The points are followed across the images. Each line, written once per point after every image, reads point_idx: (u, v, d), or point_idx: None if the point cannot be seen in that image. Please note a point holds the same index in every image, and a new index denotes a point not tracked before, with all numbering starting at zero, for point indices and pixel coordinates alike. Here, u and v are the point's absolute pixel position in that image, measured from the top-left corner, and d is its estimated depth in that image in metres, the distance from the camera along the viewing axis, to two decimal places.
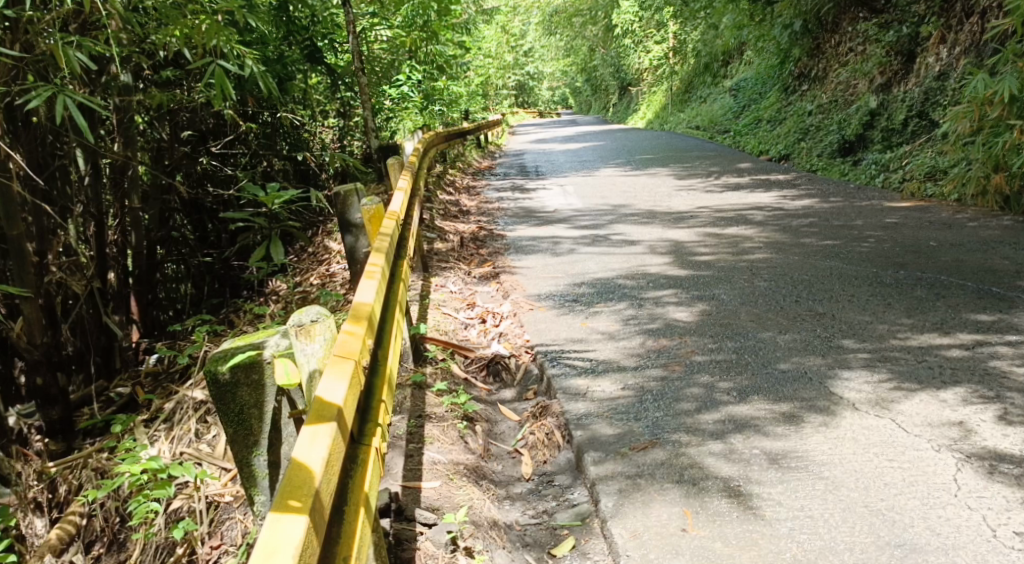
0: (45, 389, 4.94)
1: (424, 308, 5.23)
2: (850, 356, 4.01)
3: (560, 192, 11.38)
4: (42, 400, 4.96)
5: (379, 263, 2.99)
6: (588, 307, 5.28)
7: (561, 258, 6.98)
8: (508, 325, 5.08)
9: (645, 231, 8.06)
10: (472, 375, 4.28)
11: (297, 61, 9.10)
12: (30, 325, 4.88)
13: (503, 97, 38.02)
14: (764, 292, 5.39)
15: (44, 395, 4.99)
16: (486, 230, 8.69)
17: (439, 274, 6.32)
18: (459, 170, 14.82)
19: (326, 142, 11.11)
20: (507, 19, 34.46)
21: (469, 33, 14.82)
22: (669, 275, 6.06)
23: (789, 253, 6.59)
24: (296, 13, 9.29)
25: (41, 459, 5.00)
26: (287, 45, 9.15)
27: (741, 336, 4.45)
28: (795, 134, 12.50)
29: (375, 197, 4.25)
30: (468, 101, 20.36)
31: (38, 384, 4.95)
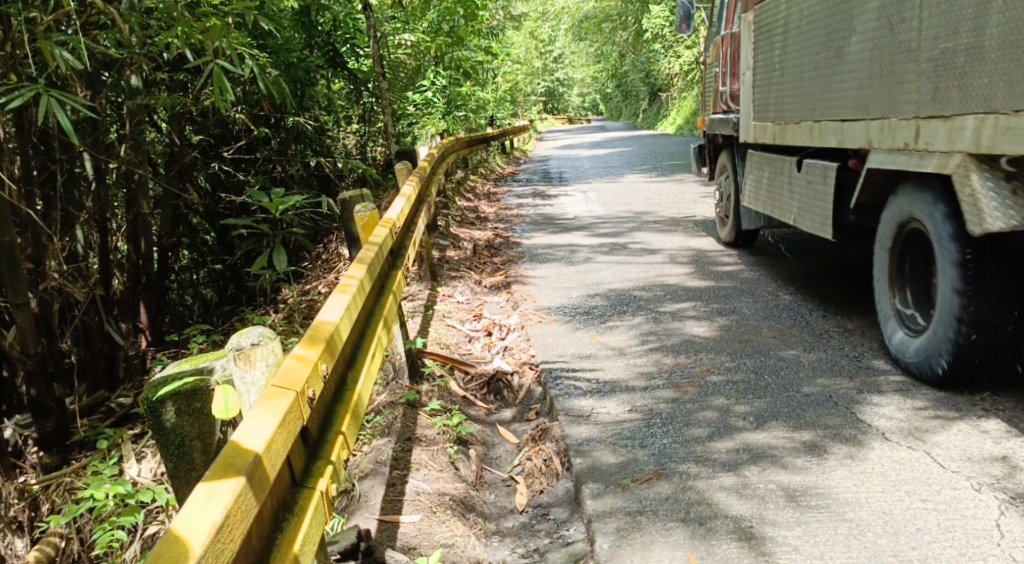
0: (39, 401, 4.74)
1: (427, 320, 5.00)
2: (880, 379, 3.69)
3: (583, 199, 11.12)
4: (36, 412, 4.76)
5: (357, 275, 2.75)
6: (601, 320, 5.02)
7: (577, 268, 6.70)
8: (514, 338, 4.84)
9: (668, 239, 7.76)
10: (471, 393, 4.04)
11: (316, 65, 8.95)
12: (24, 335, 4.58)
13: (531, 103, 37.93)
14: (789, 306, 5.07)
15: (38, 406, 4.78)
16: (503, 237, 8.45)
17: (448, 283, 6.10)
18: (482, 176, 14.61)
19: (347, 148, 10.97)
20: (537, 26, 34.32)
21: (495, 38, 14.61)
22: (688, 286, 5.76)
23: (817, 264, 6.27)
24: (319, 17, 9.17)
25: (35, 473, 4.80)
26: (308, 50, 9.03)
27: (762, 355, 4.14)
28: None
29: (370, 204, 4.02)
30: (495, 107, 20.16)
31: (32, 396, 4.74)
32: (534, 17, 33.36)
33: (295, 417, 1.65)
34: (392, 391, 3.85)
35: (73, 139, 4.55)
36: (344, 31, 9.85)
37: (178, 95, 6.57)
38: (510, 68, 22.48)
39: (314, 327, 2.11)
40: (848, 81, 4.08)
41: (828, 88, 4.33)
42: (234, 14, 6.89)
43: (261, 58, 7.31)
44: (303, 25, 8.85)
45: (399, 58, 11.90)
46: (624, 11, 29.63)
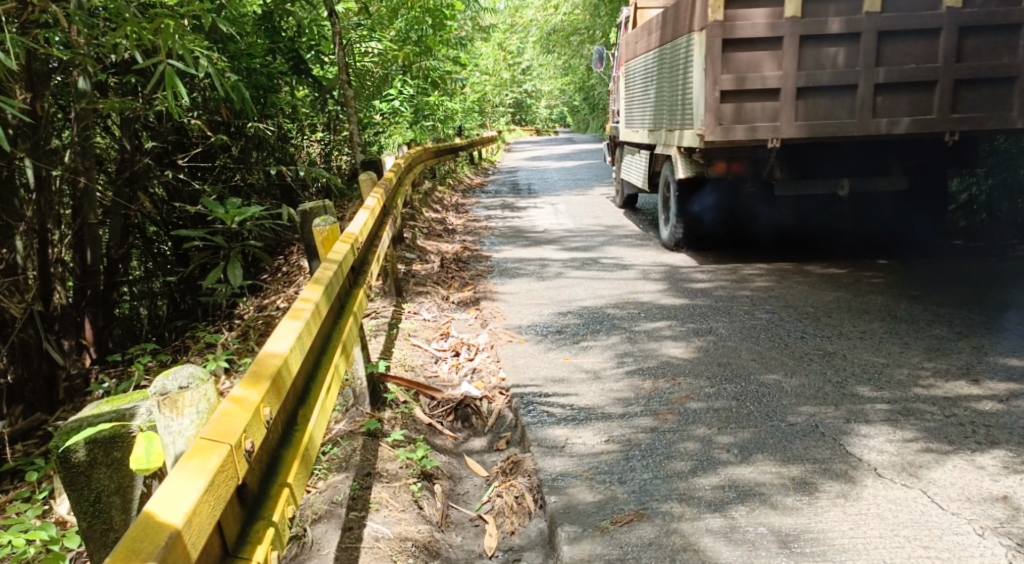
0: None
1: (391, 340, 4.73)
2: (867, 407, 3.51)
3: (552, 211, 10.93)
4: None
5: (312, 298, 2.49)
6: (575, 340, 4.80)
7: (548, 284, 6.49)
8: (483, 359, 4.59)
9: (640, 254, 7.57)
10: (437, 420, 3.78)
11: (280, 71, 8.66)
12: None
13: (499, 114, 37.79)
14: (767, 327, 4.89)
15: None
16: (472, 250, 8.21)
17: (414, 299, 5.84)
18: (450, 186, 14.37)
19: (311, 157, 10.69)
20: (505, 38, 34.29)
21: (464, 48, 14.41)
22: (662, 304, 5.57)
23: (794, 282, 6.13)
24: (283, 22, 8.88)
25: None
26: (271, 55, 8.75)
27: (742, 380, 3.95)
28: None
29: (331, 217, 3.74)
30: (463, 118, 19.95)
31: None
32: (503, 28, 33.30)
33: (229, 477, 1.38)
34: (351, 418, 3.60)
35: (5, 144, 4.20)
36: (308, 38, 9.57)
37: (126, 98, 6.35)
38: (479, 79, 22.30)
39: (257, 364, 1.83)
40: (671, 90, 6.88)
41: (666, 95, 7.11)
42: (189, 16, 6.62)
43: (218, 61, 7.04)
44: (266, 30, 8.56)
45: (366, 65, 11.61)
46: (592, 25, 29.53)
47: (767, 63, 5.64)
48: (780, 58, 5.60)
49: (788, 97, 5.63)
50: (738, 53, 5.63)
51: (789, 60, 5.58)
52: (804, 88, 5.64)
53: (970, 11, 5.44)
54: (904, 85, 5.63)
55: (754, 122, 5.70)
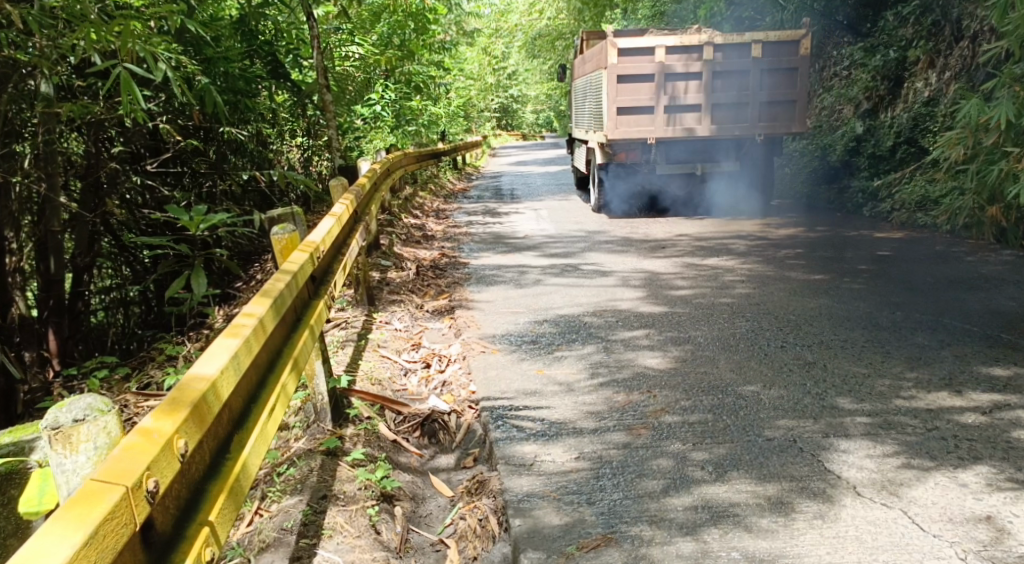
0: None
1: (358, 352, 4.56)
2: (847, 421, 3.39)
3: (533, 217, 10.80)
4: None
5: (256, 314, 2.33)
6: (549, 350, 4.65)
7: (525, 291, 6.36)
8: (454, 371, 4.44)
9: (620, 260, 7.46)
10: (403, 436, 3.63)
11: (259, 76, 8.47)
12: None
13: (484, 120, 37.68)
14: (746, 336, 4.78)
15: None
16: (449, 256, 8.07)
17: (387, 308, 5.68)
18: (432, 192, 14.22)
19: (291, 162, 10.52)
20: (489, 43, 34.21)
21: (447, 52, 14.28)
22: (641, 312, 5.44)
23: (775, 288, 6.03)
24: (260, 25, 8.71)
25: None
26: (250, 59, 8.60)
27: (720, 392, 3.81)
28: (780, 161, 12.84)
29: (290, 224, 3.56)
30: (447, 123, 19.79)
31: None
32: (488, 33, 33.23)
33: (124, 524, 1.22)
34: (312, 436, 3.47)
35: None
36: (285, 42, 9.42)
37: (88, 101, 6.23)
38: (463, 84, 22.20)
39: (179, 390, 1.66)
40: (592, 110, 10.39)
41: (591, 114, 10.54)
42: (154, 17, 6.47)
43: (186, 63, 6.90)
44: (243, 33, 8.39)
45: (346, 70, 11.47)
46: (576, 29, 29.44)
47: (646, 91, 9.04)
48: (654, 87, 8.98)
49: (658, 114, 9.07)
50: (628, 83, 8.99)
51: (660, 89, 8.98)
52: (670, 106, 9.05)
53: (767, 61, 9.00)
54: (728, 106, 9.12)
55: (639, 130, 9.16)
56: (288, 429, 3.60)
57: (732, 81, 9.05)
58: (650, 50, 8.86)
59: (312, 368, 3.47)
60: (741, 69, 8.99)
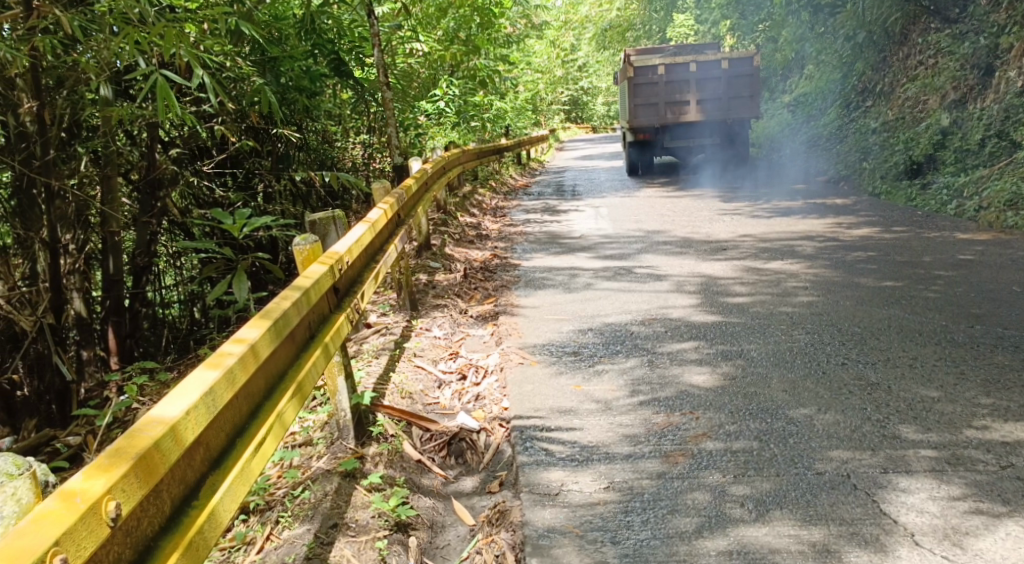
0: None
1: (392, 362, 4.42)
2: (909, 454, 3.06)
3: (592, 215, 10.54)
4: None
5: (249, 339, 2.20)
6: (591, 363, 4.42)
7: (574, 295, 6.15)
8: (490, 384, 4.25)
9: (677, 263, 7.15)
10: (428, 456, 3.47)
11: (323, 75, 8.45)
12: None
13: (551, 111, 37.34)
14: (804, 351, 4.44)
15: None
16: (501, 257, 7.89)
17: (428, 313, 5.54)
18: (491, 188, 14.07)
19: (354, 160, 10.55)
20: (558, 36, 33.86)
21: (514, 45, 14.05)
22: (692, 321, 5.15)
23: (841, 296, 5.63)
24: (324, 24, 8.70)
25: None
26: (314, 58, 8.54)
27: (769, 416, 3.52)
28: (857, 154, 12.27)
29: (311, 234, 3.42)
30: (513, 118, 19.59)
31: None
32: (557, 25, 32.92)
33: None
34: (333, 454, 3.37)
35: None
36: (348, 41, 9.39)
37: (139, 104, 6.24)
38: (531, 77, 21.97)
39: (129, 437, 1.54)
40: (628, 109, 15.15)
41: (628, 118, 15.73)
42: (209, 19, 6.45)
43: (241, 65, 6.87)
44: (307, 32, 8.40)
45: (410, 66, 11.41)
46: (647, 19, 28.93)
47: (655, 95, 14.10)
48: (660, 94, 14.04)
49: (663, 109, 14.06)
50: (643, 88, 14.05)
51: (664, 93, 13.97)
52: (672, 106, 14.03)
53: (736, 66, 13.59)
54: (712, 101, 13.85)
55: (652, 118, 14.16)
56: (311, 444, 3.51)
57: (711, 84, 13.78)
58: (655, 69, 13.94)
59: (334, 384, 3.36)
60: (716, 77, 13.76)
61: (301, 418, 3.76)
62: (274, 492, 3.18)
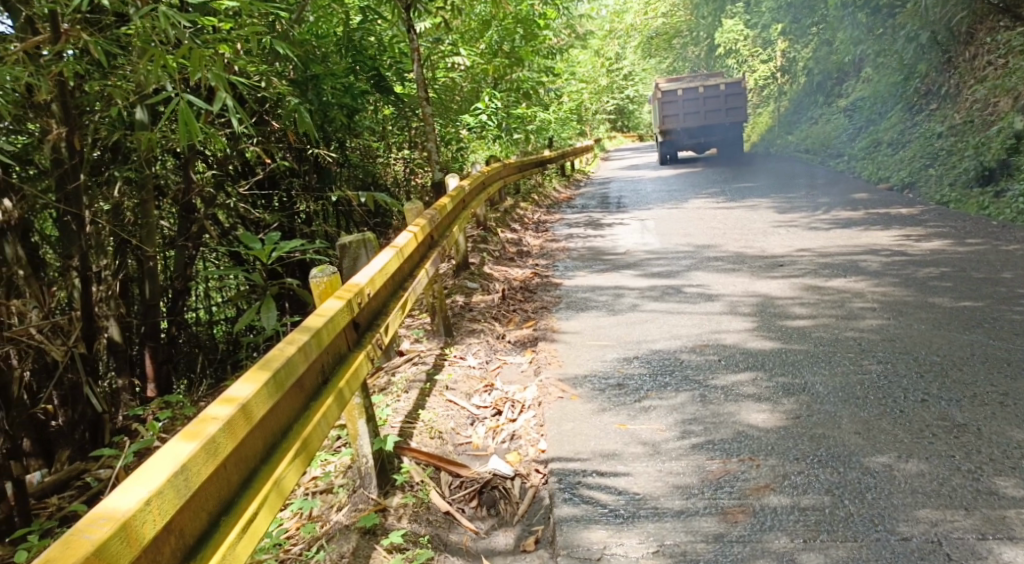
0: None
1: (422, 397, 4.13)
2: (1013, 517, 2.66)
3: (638, 229, 10.15)
4: None
5: (243, 396, 1.92)
6: (636, 398, 4.05)
7: (618, 318, 5.79)
8: (526, 421, 3.92)
9: (730, 280, 6.75)
10: (457, 507, 3.16)
11: (362, 92, 8.30)
12: None
13: (597, 121, 37.10)
14: (878, 385, 4.00)
15: None
16: (542, 275, 7.58)
17: (464, 339, 5.24)
18: (535, 201, 13.76)
19: (396, 175, 10.36)
20: (604, 44, 33.61)
21: (560, 56, 13.72)
22: (748, 349, 4.74)
23: (915, 319, 5.16)
24: (365, 41, 8.56)
25: None
26: (354, 74, 8.42)
27: (842, 464, 3.13)
28: (922, 159, 11.70)
29: (331, 263, 3.15)
30: (558, 129, 19.26)
31: None
32: (603, 34, 32.62)
33: None
34: (354, 505, 3.10)
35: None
36: (388, 55, 9.22)
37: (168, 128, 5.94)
38: (575, 87, 21.61)
39: (65, 545, 1.29)
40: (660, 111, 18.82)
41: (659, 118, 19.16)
42: (243, 38, 6.25)
43: (279, 85, 6.67)
44: (348, 49, 8.23)
45: (452, 80, 11.25)
46: (695, 25, 28.78)
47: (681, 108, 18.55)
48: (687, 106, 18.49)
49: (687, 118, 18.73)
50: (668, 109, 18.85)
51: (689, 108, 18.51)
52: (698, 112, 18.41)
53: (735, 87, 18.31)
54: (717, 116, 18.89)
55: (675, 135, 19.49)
56: (332, 491, 3.24)
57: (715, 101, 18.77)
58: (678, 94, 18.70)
59: (355, 429, 3.08)
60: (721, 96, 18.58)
61: (324, 460, 3.50)
62: (289, 549, 2.92)
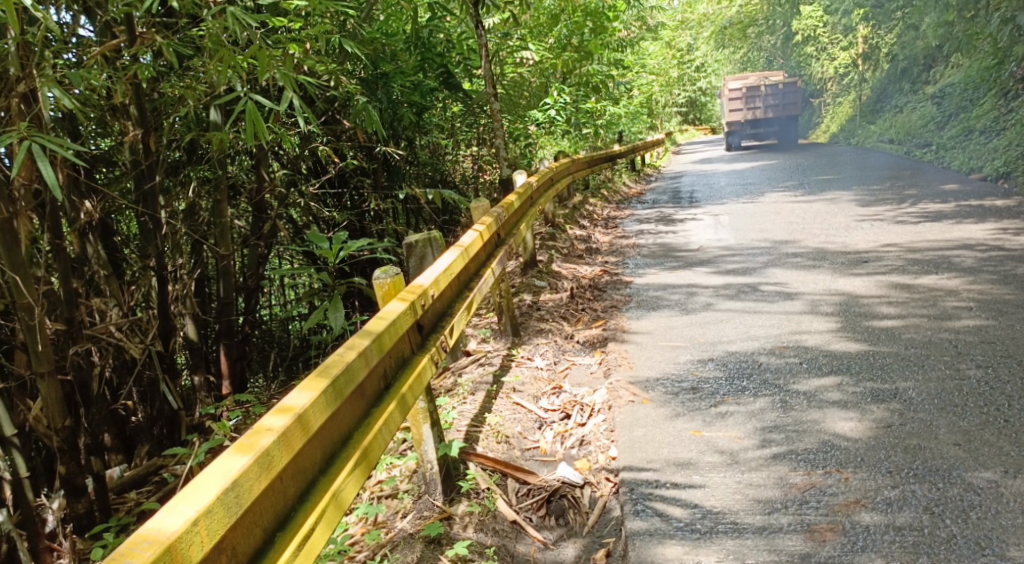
0: (71, 482, 4.16)
1: (489, 400, 4.04)
2: None
3: (711, 224, 9.84)
4: (68, 492, 4.19)
5: (300, 406, 1.85)
6: (712, 402, 3.86)
7: (692, 317, 5.58)
8: (595, 426, 3.78)
9: (810, 278, 6.44)
10: (524, 516, 3.04)
11: (431, 90, 8.27)
12: (49, 409, 3.97)
13: (667, 114, 36.46)
14: (978, 392, 3.70)
15: (71, 485, 4.22)
16: (611, 273, 7.39)
17: (532, 339, 5.12)
18: (604, 197, 13.51)
19: (464, 173, 10.32)
20: (676, 37, 32.97)
21: (630, 48, 13.41)
22: (831, 351, 4.48)
23: (1017, 320, 4.79)
24: (434, 38, 8.52)
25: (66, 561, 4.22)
26: (422, 72, 8.40)
27: (943, 480, 2.89)
28: (1019, 148, 11.05)
29: (394, 265, 3.07)
30: (627, 123, 18.88)
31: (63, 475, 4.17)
32: (673, 26, 31.97)
33: None
34: (418, 512, 3.03)
35: (58, 194, 3.83)
36: (458, 52, 9.17)
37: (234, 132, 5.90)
38: (646, 80, 21.16)
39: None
40: None
41: None
42: (312, 38, 6.22)
43: (348, 83, 6.64)
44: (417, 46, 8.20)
45: (520, 76, 11.16)
46: (771, 14, 27.99)
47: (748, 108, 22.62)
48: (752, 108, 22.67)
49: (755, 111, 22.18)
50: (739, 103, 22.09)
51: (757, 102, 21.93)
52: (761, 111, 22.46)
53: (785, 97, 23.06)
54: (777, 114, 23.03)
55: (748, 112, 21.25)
56: (397, 497, 3.17)
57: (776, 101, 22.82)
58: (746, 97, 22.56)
59: (419, 433, 3.00)
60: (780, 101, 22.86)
61: (390, 464, 3.43)
62: (353, 557, 2.86)
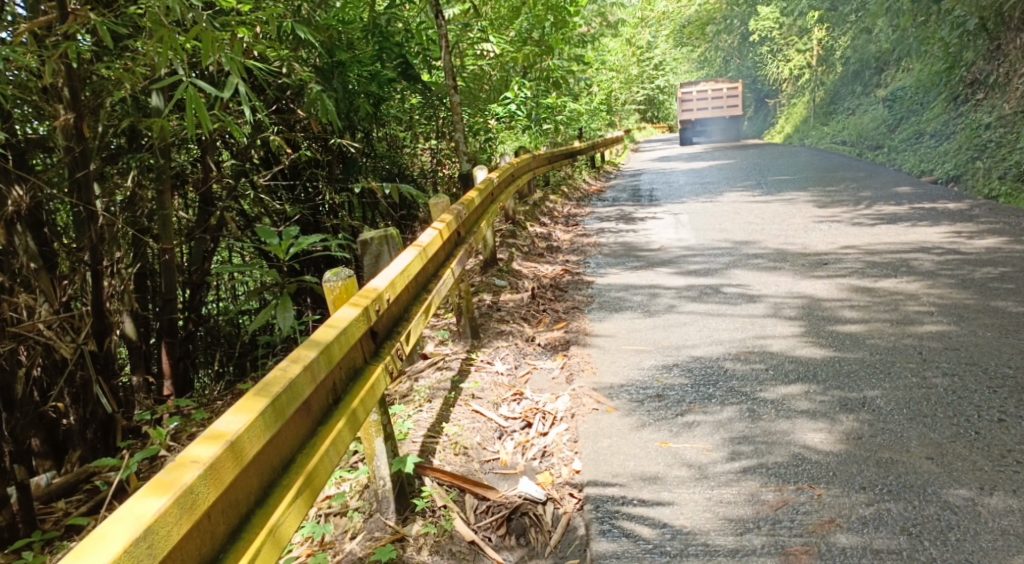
0: None
1: (446, 408, 3.84)
2: None
3: (671, 223, 9.75)
4: None
5: (234, 432, 1.64)
6: (678, 410, 3.73)
7: (655, 320, 5.45)
8: (557, 435, 3.61)
9: (772, 279, 6.37)
10: (482, 535, 2.86)
11: (390, 80, 8.02)
12: None
13: (626, 112, 36.51)
14: (945, 401, 3.62)
15: None
16: (573, 272, 7.24)
17: (492, 341, 4.93)
18: (564, 193, 13.37)
19: (422, 166, 10.10)
20: (634, 33, 32.99)
21: (591, 44, 13.26)
22: (797, 357, 4.38)
23: (979, 325, 4.75)
24: (392, 27, 8.26)
25: None
26: (380, 62, 8.09)
27: (919, 497, 2.79)
28: (970, 151, 11.21)
29: (346, 267, 2.85)
30: (587, 119, 18.76)
31: None
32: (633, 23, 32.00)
33: None
34: (370, 532, 2.84)
35: None
36: (416, 42, 8.92)
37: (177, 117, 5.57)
38: (605, 77, 21.08)
39: None
40: None
41: None
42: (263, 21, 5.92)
43: (301, 71, 6.36)
44: (375, 36, 7.91)
45: (481, 69, 10.94)
46: (729, 14, 28.17)
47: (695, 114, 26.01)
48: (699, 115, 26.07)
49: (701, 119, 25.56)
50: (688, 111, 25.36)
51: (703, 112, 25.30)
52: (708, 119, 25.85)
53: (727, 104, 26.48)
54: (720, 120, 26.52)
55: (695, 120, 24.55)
56: (346, 515, 2.96)
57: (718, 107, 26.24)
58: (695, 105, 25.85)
59: (371, 448, 2.79)
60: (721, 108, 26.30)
61: (338, 477, 3.21)
62: None
